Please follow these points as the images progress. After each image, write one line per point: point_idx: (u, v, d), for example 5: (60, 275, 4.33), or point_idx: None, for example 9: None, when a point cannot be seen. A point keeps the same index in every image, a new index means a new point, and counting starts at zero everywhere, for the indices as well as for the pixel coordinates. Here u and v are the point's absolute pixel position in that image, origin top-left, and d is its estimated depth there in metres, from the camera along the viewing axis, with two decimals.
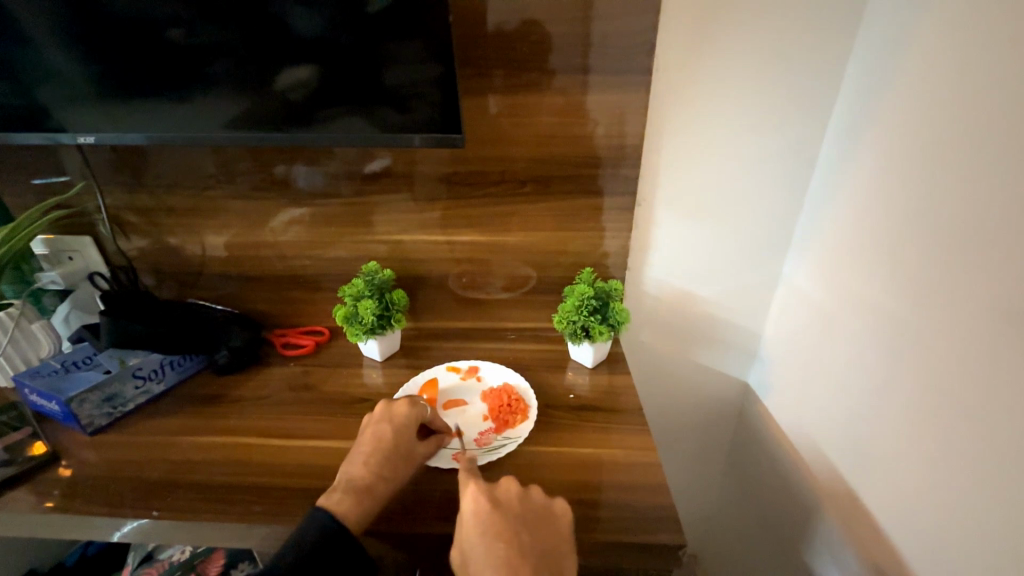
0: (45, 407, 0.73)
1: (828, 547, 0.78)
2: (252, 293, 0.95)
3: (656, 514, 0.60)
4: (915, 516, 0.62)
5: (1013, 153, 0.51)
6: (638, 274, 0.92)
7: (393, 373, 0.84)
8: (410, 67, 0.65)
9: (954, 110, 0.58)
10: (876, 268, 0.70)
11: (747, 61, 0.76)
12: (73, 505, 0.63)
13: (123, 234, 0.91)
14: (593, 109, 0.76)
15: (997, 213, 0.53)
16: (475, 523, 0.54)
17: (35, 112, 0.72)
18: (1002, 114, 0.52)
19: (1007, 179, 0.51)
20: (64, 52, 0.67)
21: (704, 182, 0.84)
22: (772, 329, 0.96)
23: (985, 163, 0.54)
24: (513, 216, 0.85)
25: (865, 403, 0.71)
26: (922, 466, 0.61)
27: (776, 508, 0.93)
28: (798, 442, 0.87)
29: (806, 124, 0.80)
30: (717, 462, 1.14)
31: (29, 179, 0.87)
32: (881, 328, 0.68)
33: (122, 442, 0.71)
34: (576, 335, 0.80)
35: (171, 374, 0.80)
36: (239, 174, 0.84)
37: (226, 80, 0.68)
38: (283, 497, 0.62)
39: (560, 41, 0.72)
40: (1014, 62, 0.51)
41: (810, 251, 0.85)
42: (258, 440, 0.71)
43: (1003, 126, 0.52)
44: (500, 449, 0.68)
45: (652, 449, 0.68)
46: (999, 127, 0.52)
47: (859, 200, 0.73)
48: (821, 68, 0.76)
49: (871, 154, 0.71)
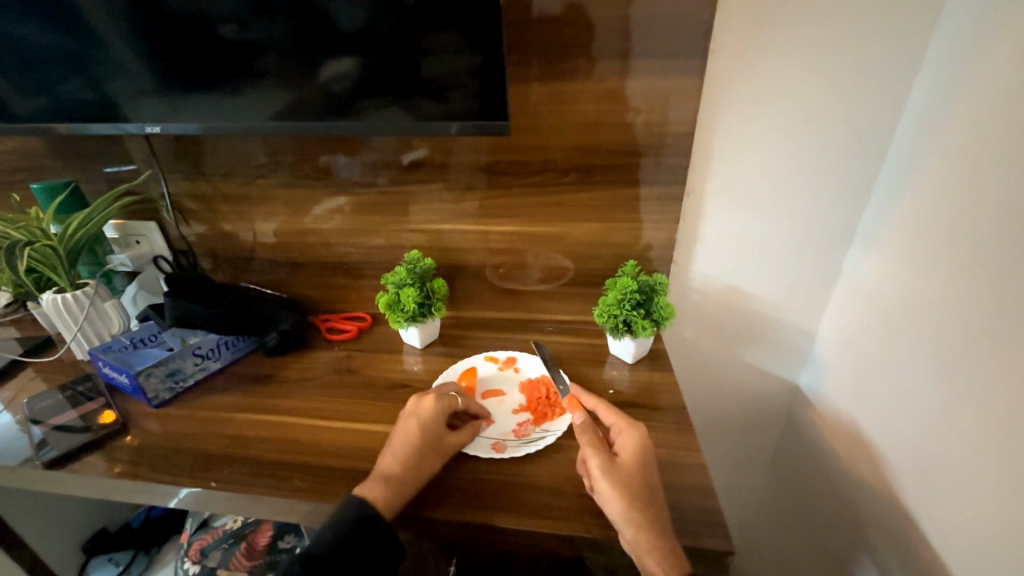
0: (115, 379, 0.79)
1: (880, 562, 0.73)
2: (300, 278, 0.99)
3: (701, 517, 0.58)
4: (984, 548, 0.56)
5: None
6: (683, 268, 0.89)
7: (432, 360, 0.85)
8: (451, 57, 0.64)
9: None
10: (956, 269, 0.62)
11: (812, 41, 0.70)
12: (139, 471, 0.68)
13: (184, 220, 0.96)
14: (638, 96, 0.73)
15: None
16: (633, 458, 0.58)
17: (104, 105, 0.77)
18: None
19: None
20: (129, 49, 0.71)
21: (758, 171, 0.79)
22: (828, 328, 0.90)
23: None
24: (556, 206, 0.83)
25: (933, 417, 0.64)
26: (1000, 490, 0.55)
27: (824, 517, 0.87)
28: (849, 447, 0.81)
29: (877, 112, 0.73)
30: (760, 464, 1.09)
31: (101, 168, 0.93)
32: (962, 337, 0.60)
33: (182, 417, 0.76)
34: (617, 329, 0.78)
35: (226, 353, 0.84)
36: (287, 163, 0.86)
37: (272, 72, 0.70)
38: (328, 476, 0.65)
39: (607, 25, 0.69)
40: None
41: (875, 247, 0.78)
42: (304, 420, 0.74)
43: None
44: (539, 441, 0.67)
45: (696, 450, 0.66)
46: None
47: (934, 192, 0.66)
48: (899, 46, 0.69)
49: (954, 142, 0.64)
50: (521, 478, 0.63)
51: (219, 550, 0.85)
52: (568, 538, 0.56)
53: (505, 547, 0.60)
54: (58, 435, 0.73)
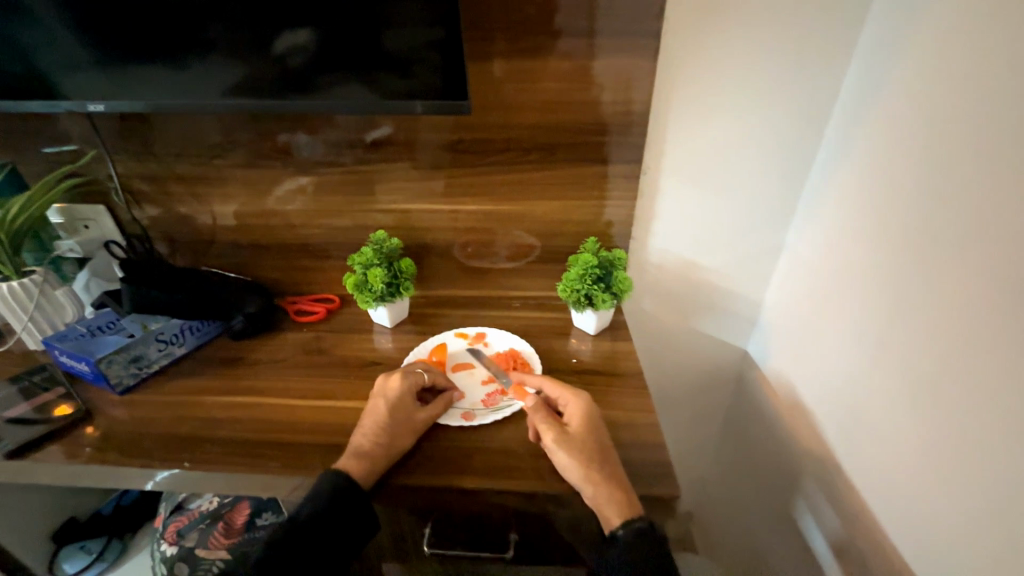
0: (74, 368, 0.77)
1: (812, 506, 0.82)
2: (263, 261, 0.97)
3: (653, 469, 0.63)
4: (899, 483, 0.64)
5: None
6: (641, 244, 0.94)
7: (402, 338, 0.87)
8: (410, 29, 0.64)
9: (982, 66, 0.54)
10: (880, 240, 0.68)
11: (759, 23, 0.73)
12: (109, 456, 0.67)
13: (136, 203, 0.92)
14: (598, 75, 0.75)
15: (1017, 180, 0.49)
16: (581, 424, 0.63)
17: (38, 80, 0.72)
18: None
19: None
20: (64, 18, 0.66)
21: (710, 149, 0.83)
22: (773, 298, 0.97)
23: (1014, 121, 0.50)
24: (520, 185, 0.85)
25: (861, 373, 0.71)
26: (909, 433, 0.62)
27: (767, 469, 0.96)
28: (789, 405, 0.89)
29: (816, 92, 0.78)
30: (714, 425, 1.18)
31: (39, 148, 0.88)
32: (885, 301, 0.67)
33: (148, 402, 0.75)
34: (579, 303, 0.82)
35: (191, 338, 0.83)
36: (244, 142, 0.84)
37: (222, 45, 0.67)
38: (302, 451, 0.67)
39: (567, 2, 0.70)
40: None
41: (813, 220, 0.84)
42: (276, 400, 0.75)
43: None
44: (507, 409, 0.71)
45: (651, 411, 0.71)
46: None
47: (864, 168, 0.72)
48: (838, 28, 0.73)
49: (882, 121, 0.69)
50: (489, 443, 0.67)
51: (197, 530, 0.86)
52: (532, 494, 0.61)
53: (476, 508, 0.64)
54: (14, 428, 0.71)
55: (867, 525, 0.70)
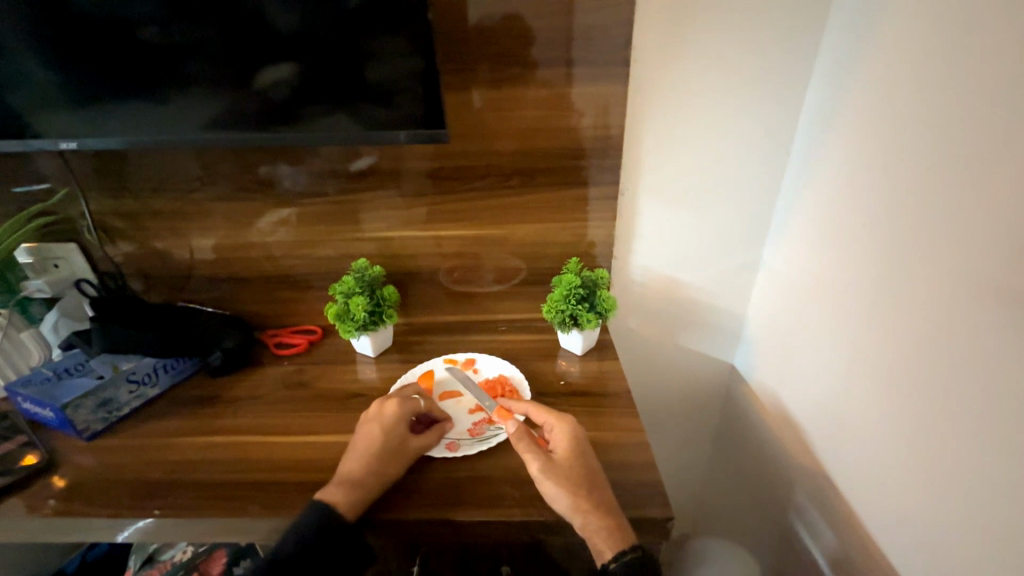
0: (39, 415, 0.73)
1: (806, 521, 0.81)
2: (243, 294, 0.95)
3: (645, 491, 0.62)
4: (890, 492, 0.63)
5: (996, 124, 0.50)
6: (624, 263, 0.95)
7: (387, 367, 0.85)
8: (394, 62, 0.65)
9: (934, 83, 0.57)
10: (854, 250, 0.70)
11: (722, 51, 0.77)
12: (73, 508, 0.63)
13: (110, 240, 0.90)
14: (576, 101, 0.77)
15: (982, 192, 0.51)
16: (567, 451, 0.62)
17: (12, 119, 0.71)
18: (984, 84, 0.51)
19: (998, 156, 0.50)
20: (41, 60, 0.67)
21: (683, 169, 0.86)
22: (755, 310, 0.98)
23: (976, 135, 0.52)
24: (501, 210, 0.86)
25: (844, 381, 0.72)
26: (897, 440, 0.62)
27: (760, 485, 0.95)
28: (777, 418, 0.90)
29: (782, 113, 0.82)
30: (705, 442, 1.17)
31: (9, 188, 0.86)
32: (863, 308, 0.68)
33: (119, 446, 0.71)
34: (565, 323, 0.82)
35: (164, 377, 0.80)
36: (225, 175, 0.84)
37: (204, 80, 0.68)
38: (281, 492, 0.63)
39: (541, 35, 0.73)
40: (988, 40, 0.50)
41: (788, 235, 0.87)
42: (254, 438, 0.72)
43: (989, 96, 0.50)
44: (493, 438, 0.69)
45: (642, 430, 0.70)
46: (983, 98, 0.51)
47: (833, 182, 0.75)
48: (795, 56, 0.78)
49: (845, 137, 0.72)
50: (479, 473, 0.65)
51: None
52: (523, 523, 0.59)
53: (466, 541, 0.61)
54: None
55: (858, 539, 0.69)
